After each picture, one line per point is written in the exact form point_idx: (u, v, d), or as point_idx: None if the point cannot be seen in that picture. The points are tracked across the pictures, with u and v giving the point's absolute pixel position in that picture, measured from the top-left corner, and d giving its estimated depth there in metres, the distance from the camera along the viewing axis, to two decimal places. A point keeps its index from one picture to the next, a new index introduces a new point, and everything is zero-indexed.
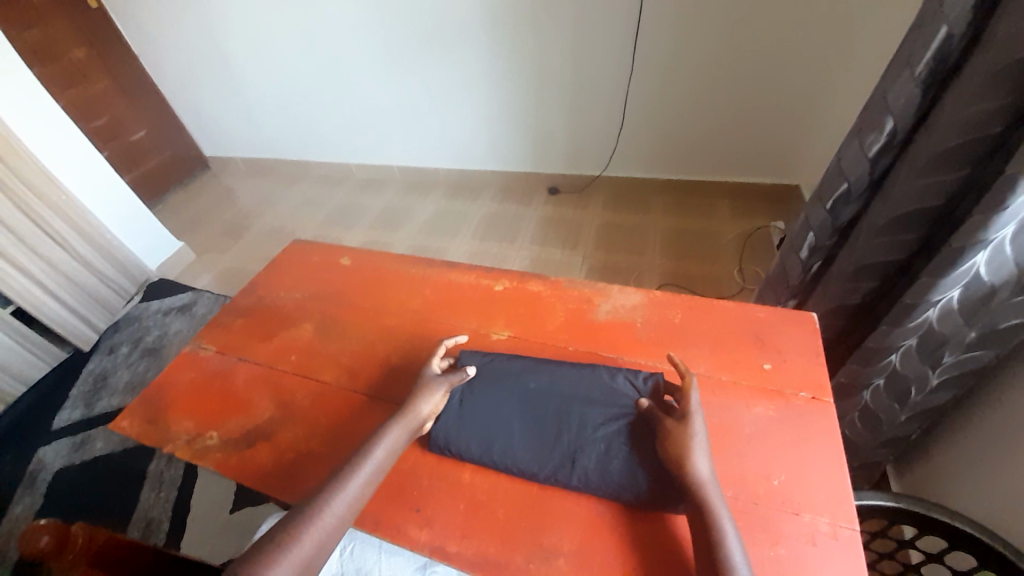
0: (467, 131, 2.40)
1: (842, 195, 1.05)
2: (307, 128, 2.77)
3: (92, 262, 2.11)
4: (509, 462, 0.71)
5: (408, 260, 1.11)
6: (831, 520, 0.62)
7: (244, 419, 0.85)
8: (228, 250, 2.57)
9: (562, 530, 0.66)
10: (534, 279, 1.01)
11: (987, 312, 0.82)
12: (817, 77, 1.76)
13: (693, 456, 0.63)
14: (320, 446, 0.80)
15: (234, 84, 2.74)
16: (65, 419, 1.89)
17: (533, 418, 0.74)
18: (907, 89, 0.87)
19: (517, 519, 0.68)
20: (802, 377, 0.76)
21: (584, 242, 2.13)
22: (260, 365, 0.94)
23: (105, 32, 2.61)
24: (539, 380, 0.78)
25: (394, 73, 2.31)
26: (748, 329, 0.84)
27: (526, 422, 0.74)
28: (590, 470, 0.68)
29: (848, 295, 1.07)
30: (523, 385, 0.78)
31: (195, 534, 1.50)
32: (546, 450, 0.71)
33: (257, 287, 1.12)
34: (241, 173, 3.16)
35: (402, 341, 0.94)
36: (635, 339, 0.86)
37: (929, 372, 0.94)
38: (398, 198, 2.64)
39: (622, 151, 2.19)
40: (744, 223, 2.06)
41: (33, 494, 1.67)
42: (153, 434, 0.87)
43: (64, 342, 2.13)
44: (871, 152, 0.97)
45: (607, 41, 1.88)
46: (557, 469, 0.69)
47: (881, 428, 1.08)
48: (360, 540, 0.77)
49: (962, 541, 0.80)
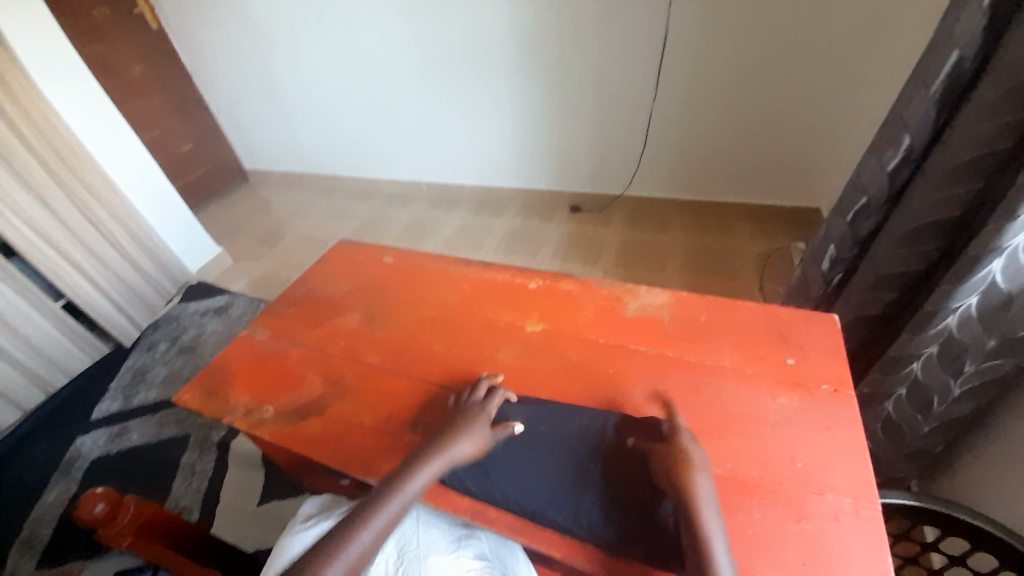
0: (494, 150, 2.52)
1: (862, 208, 1.11)
2: (342, 144, 2.93)
3: (139, 262, 2.25)
4: (513, 501, 0.72)
5: (447, 259, 1.19)
6: (853, 499, 0.65)
7: (296, 396, 0.92)
8: (263, 256, 2.70)
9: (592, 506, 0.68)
10: (566, 279, 1.08)
11: (1005, 319, 0.86)
12: (835, 102, 1.82)
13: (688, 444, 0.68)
14: (368, 421, 0.86)
15: (277, 103, 2.93)
16: (104, 410, 1.98)
17: (543, 461, 0.75)
18: (922, 107, 0.94)
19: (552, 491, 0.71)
20: (826, 371, 0.80)
21: (604, 257, 2.19)
22: (312, 349, 1.01)
23: (163, 52, 2.83)
24: (546, 422, 0.79)
25: (425, 93, 2.46)
26: (773, 327, 0.89)
27: (535, 465, 0.75)
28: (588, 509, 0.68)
29: (868, 305, 1.11)
30: (532, 425, 0.79)
31: (225, 523, 1.55)
32: (551, 493, 0.71)
33: (307, 281, 1.20)
34: (278, 185, 3.33)
35: (442, 331, 1.00)
36: (663, 334, 0.92)
37: (950, 380, 0.96)
38: (425, 212, 2.76)
39: (644, 171, 2.27)
40: (764, 243, 2.11)
41: (69, 480, 1.75)
42: (212, 406, 0.94)
43: (107, 337, 2.24)
44: (889, 166, 1.02)
45: (631, 64, 1.99)
46: (559, 509, 0.69)
47: (903, 439, 1.09)
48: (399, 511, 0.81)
49: (986, 543, 0.82)
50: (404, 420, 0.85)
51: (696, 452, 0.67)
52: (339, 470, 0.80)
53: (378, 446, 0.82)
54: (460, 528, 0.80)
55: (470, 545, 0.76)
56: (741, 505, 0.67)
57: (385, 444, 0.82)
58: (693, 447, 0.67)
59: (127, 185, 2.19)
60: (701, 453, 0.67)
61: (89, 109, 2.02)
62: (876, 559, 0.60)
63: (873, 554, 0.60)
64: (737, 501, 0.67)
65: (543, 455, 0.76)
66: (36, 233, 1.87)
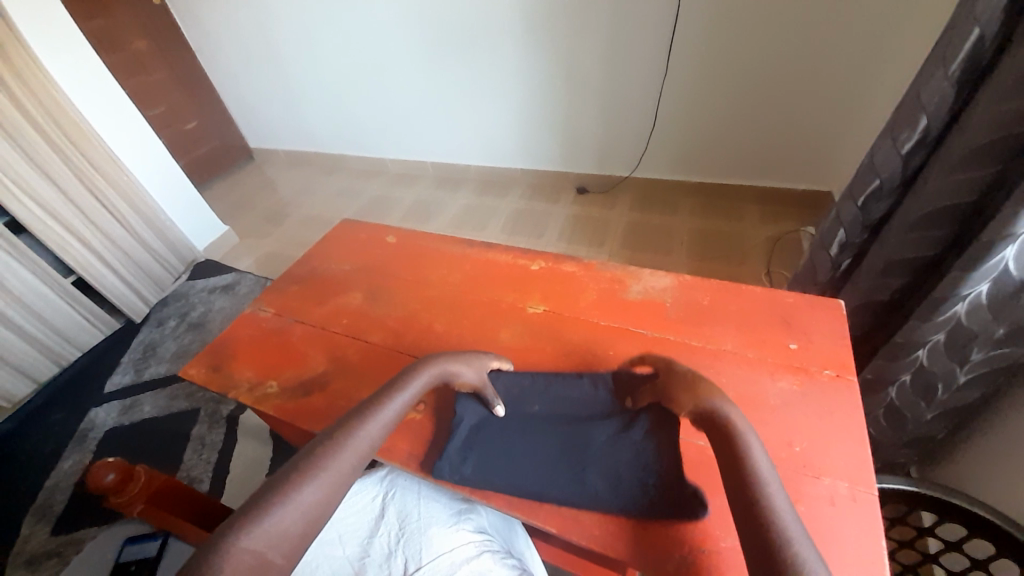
0: (499, 130, 2.48)
1: (874, 191, 1.08)
2: (346, 123, 2.90)
3: (147, 239, 2.26)
4: (526, 483, 0.71)
5: (449, 239, 1.18)
6: (850, 483, 0.66)
7: (300, 372, 0.94)
8: (269, 235, 2.70)
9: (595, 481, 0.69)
10: (569, 260, 1.07)
11: (1015, 307, 0.84)
12: (852, 81, 1.76)
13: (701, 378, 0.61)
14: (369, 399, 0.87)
15: (281, 80, 2.89)
16: (116, 383, 2.03)
17: (544, 439, 0.75)
18: (941, 86, 0.90)
19: (557, 470, 0.72)
20: (828, 356, 0.80)
21: (610, 240, 2.17)
22: (314, 326, 1.02)
23: (164, 26, 2.79)
24: (540, 403, 0.80)
25: (430, 69, 2.41)
26: (776, 312, 0.88)
27: (538, 445, 0.75)
28: (601, 477, 0.69)
29: (876, 292, 1.09)
30: (526, 408, 0.79)
31: (234, 493, 1.60)
32: (562, 469, 0.71)
33: (310, 259, 1.21)
34: (283, 164, 3.31)
35: (444, 311, 1.00)
36: (664, 317, 0.91)
37: (956, 368, 0.95)
38: (430, 192, 2.74)
39: (652, 152, 2.23)
40: (774, 228, 2.07)
41: (84, 450, 1.80)
42: (218, 381, 0.96)
43: (117, 313, 2.28)
44: (902, 149, 1.00)
45: (640, 41, 1.93)
46: (572, 484, 0.70)
47: (905, 426, 1.09)
48: (401, 486, 0.84)
49: (982, 528, 0.82)
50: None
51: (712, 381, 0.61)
52: None
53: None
54: (460, 503, 0.82)
55: (469, 519, 0.79)
56: None
57: None
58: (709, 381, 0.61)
59: (131, 162, 2.18)
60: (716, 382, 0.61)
61: (90, 84, 2.00)
62: (870, 541, 0.61)
63: (866, 536, 0.61)
64: None
65: (542, 434, 0.76)
66: (44, 210, 1.88)
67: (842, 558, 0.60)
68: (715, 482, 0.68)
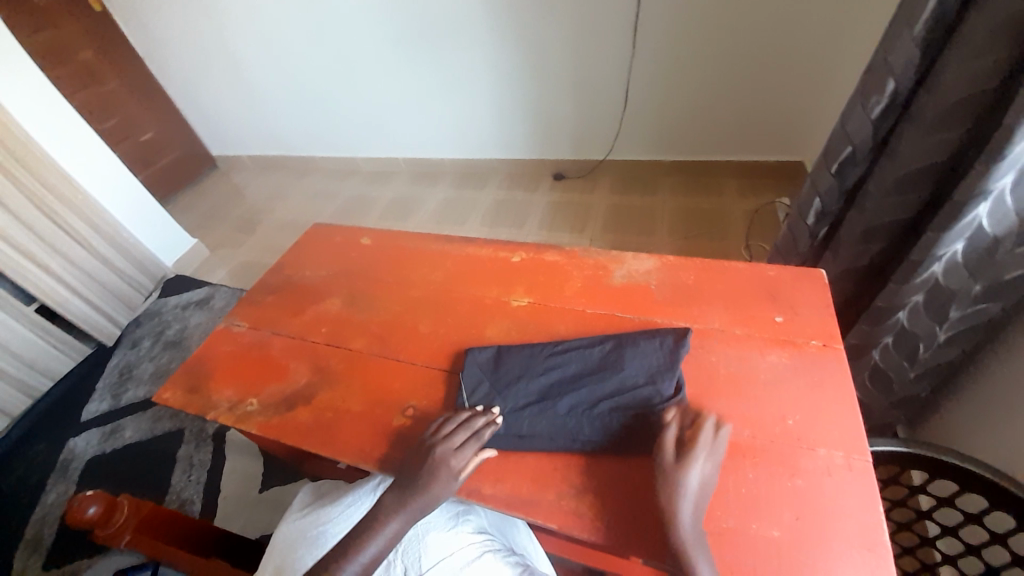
0: (472, 120, 2.43)
1: (847, 158, 1.08)
2: (313, 124, 2.81)
3: (111, 258, 2.16)
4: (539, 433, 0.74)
5: (426, 237, 1.15)
6: (844, 447, 0.67)
7: (281, 387, 0.90)
8: (241, 245, 2.62)
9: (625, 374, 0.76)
10: (551, 250, 1.05)
11: (991, 264, 0.85)
12: (820, 50, 1.76)
13: (681, 483, 0.61)
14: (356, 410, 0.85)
15: (241, 84, 2.78)
16: (94, 410, 1.95)
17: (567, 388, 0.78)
18: (907, 48, 0.90)
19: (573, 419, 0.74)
20: (813, 326, 0.80)
21: (592, 225, 2.16)
22: (294, 337, 0.99)
23: (111, 34, 2.65)
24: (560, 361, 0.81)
25: (397, 63, 2.34)
26: (760, 287, 0.88)
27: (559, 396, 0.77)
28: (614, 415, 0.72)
29: (857, 258, 1.10)
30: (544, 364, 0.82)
31: (228, 512, 1.55)
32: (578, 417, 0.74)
33: (283, 268, 1.16)
34: (250, 169, 3.20)
35: (427, 312, 0.98)
36: (651, 300, 0.90)
37: (937, 328, 0.97)
38: (406, 189, 2.68)
39: (627, 134, 2.21)
40: (751, 201, 2.08)
41: (68, 481, 1.73)
42: (196, 404, 0.92)
43: (89, 338, 2.18)
44: (874, 114, 0.99)
45: (608, 22, 1.90)
46: (590, 430, 0.72)
47: (891, 387, 1.11)
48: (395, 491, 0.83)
49: (974, 483, 0.84)
50: (392, 404, 0.84)
51: (687, 489, 0.61)
52: (332, 457, 0.79)
53: (367, 434, 0.81)
54: (458, 506, 0.81)
55: (468, 521, 0.78)
56: (733, 464, 0.67)
57: (378, 428, 0.81)
58: (685, 488, 0.60)
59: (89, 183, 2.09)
60: (693, 489, 0.61)
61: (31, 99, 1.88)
62: (867, 508, 0.61)
63: (863, 504, 0.61)
64: (728, 460, 0.67)
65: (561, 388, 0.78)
66: None
67: (841, 528, 0.60)
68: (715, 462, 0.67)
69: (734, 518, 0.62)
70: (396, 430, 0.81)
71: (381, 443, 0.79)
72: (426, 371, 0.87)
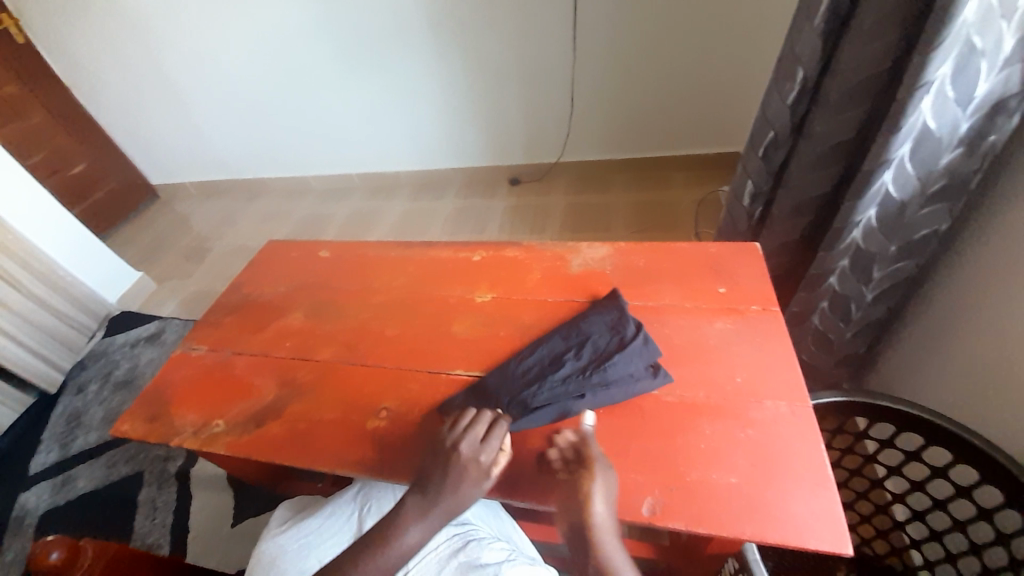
0: (424, 132, 2.44)
1: (771, 141, 1.18)
2: (259, 146, 2.74)
3: (48, 299, 2.03)
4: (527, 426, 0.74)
5: (385, 244, 1.16)
6: (788, 396, 0.73)
7: (248, 404, 0.89)
8: (192, 274, 2.51)
9: (594, 339, 0.81)
10: (510, 246, 1.08)
11: (900, 225, 0.96)
12: (742, 46, 1.91)
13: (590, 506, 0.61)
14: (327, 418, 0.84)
15: (179, 109, 2.69)
16: (40, 462, 1.80)
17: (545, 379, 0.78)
18: (810, 38, 1.00)
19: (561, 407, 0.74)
20: (754, 292, 0.87)
21: (550, 226, 2.21)
22: (258, 354, 0.97)
23: (31, 65, 2.50)
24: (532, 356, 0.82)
25: (343, 80, 2.33)
26: (704, 262, 0.94)
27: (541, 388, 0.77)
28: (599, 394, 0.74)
29: (790, 231, 1.19)
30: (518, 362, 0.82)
31: (200, 551, 1.48)
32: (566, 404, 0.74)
33: (240, 287, 1.14)
34: (194, 196, 3.07)
35: (393, 316, 0.99)
36: (608, 284, 0.95)
37: (864, 288, 1.07)
38: (362, 204, 2.65)
39: (575, 135, 2.29)
40: (697, 191, 2.21)
41: (16, 542, 1.60)
42: (158, 432, 0.89)
43: (29, 386, 2.03)
44: (790, 99, 1.09)
45: (547, 29, 1.98)
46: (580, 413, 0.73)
47: (832, 347, 1.20)
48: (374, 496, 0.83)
49: (909, 422, 0.93)
50: (365, 408, 0.84)
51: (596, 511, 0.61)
52: (307, 468, 0.78)
53: (342, 440, 0.81)
54: None
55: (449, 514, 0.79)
56: (693, 423, 0.72)
57: (352, 434, 0.81)
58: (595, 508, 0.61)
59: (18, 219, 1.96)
60: (599, 511, 0.61)
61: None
62: (812, 449, 0.67)
63: (809, 446, 0.68)
64: (688, 421, 0.72)
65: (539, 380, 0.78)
66: None
67: (792, 469, 0.65)
68: (678, 423, 0.72)
69: (698, 472, 0.67)
70: (371, 432, 0.81)
71: (356, 447, 0.79)
72: (396, 373, 0.88)
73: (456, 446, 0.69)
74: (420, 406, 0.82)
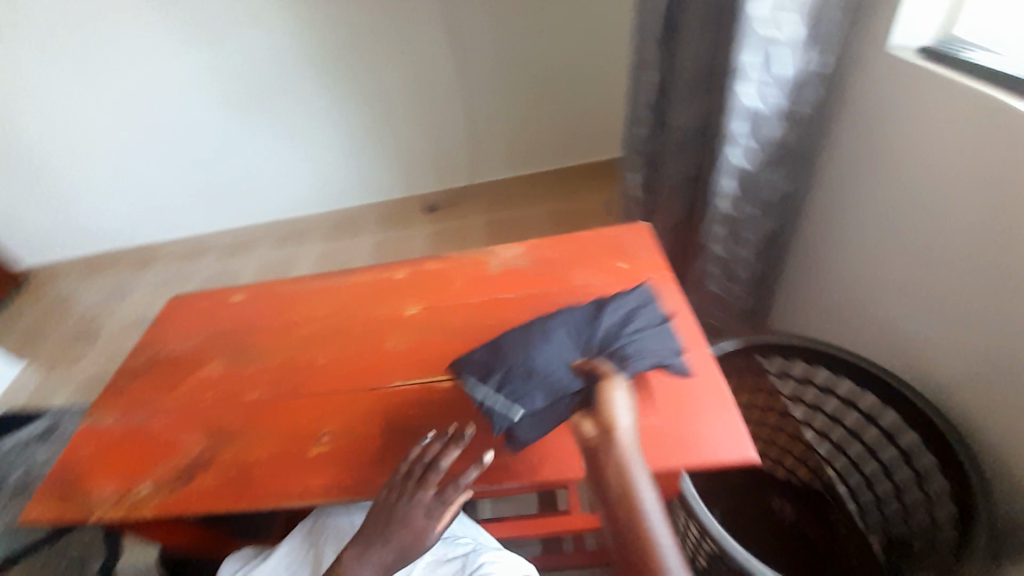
0: (330, 172, 2.44)
1: (642, 138, 1.35)
2: (147, 209, 2.55)
3: None
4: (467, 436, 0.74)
5: (305, 279, 1.15)
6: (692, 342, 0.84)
7: (171, 462, 0.83)
8: (81, 358, 2.22)
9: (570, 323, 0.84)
10: (430, 260, 1.13)
11: (754, 191, 1.15)
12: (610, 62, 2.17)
13: (621, 420, 0.66)
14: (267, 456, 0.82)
15: (43, 181, 2.43)
16: None
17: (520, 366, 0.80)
18: (654, 49, 1.19)
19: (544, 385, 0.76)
20: (650, 263, 0.99)
21: (472, 245, 2.29)
22: (178, 410, 0.92)
23: None
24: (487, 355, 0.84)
25: (234, 127, 2.28)
26: (606, 245, 1.06)
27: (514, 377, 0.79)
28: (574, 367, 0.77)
29: (674, 212, 1.36)
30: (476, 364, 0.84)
31: None
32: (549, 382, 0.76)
33: (146, 349, 1.07)
34: (76, 276, 2.70)
35: (322, 344, 0.99)
36: (526, 277, 1.03)
37: (740, 249, 1.24)
38: (275, 254, 2.55)
39: (480, 157, 2.42)
40: (599, 193, 2.41)
41: None
42: (65, 516, 0.80)
43: None
44: (649, 100, 1.26)
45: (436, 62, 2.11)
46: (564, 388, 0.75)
47: (729, 306, 1.37)
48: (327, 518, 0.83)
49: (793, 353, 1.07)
50: (306, 437, 0.83)
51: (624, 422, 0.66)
52: (247, 510, 0.76)
53: (284, 472, 0.79)
54: None
55: None
56: None
57: (296, 464, 0.80)
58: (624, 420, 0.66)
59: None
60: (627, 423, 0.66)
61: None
62: (714, 383, 0.78)
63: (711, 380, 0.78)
64: None
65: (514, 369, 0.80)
66: None
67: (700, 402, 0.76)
68: None
69: None
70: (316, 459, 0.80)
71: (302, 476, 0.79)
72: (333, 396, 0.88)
73: (422, 481, 0.69)
74: (362, 424, 0.83)
